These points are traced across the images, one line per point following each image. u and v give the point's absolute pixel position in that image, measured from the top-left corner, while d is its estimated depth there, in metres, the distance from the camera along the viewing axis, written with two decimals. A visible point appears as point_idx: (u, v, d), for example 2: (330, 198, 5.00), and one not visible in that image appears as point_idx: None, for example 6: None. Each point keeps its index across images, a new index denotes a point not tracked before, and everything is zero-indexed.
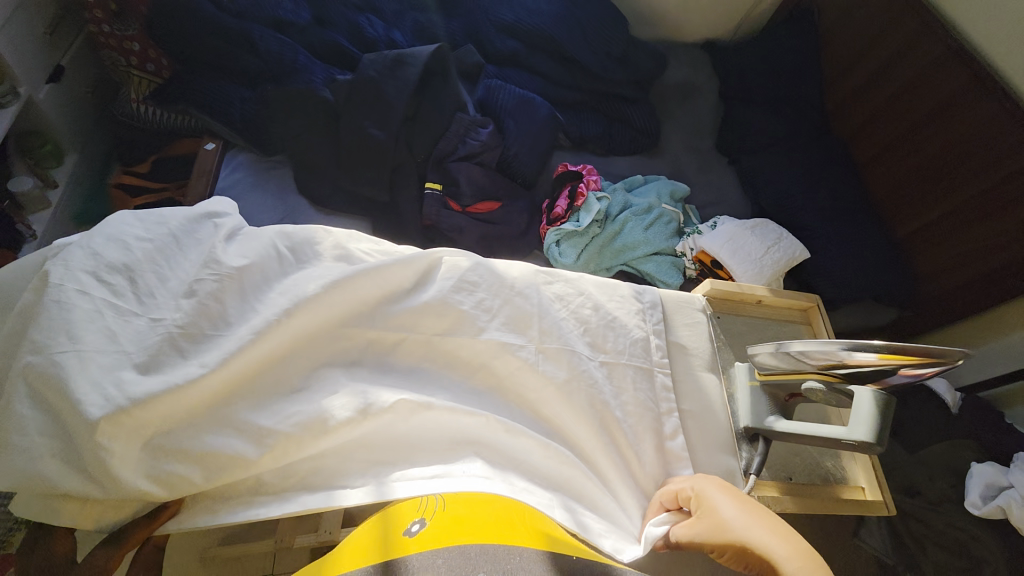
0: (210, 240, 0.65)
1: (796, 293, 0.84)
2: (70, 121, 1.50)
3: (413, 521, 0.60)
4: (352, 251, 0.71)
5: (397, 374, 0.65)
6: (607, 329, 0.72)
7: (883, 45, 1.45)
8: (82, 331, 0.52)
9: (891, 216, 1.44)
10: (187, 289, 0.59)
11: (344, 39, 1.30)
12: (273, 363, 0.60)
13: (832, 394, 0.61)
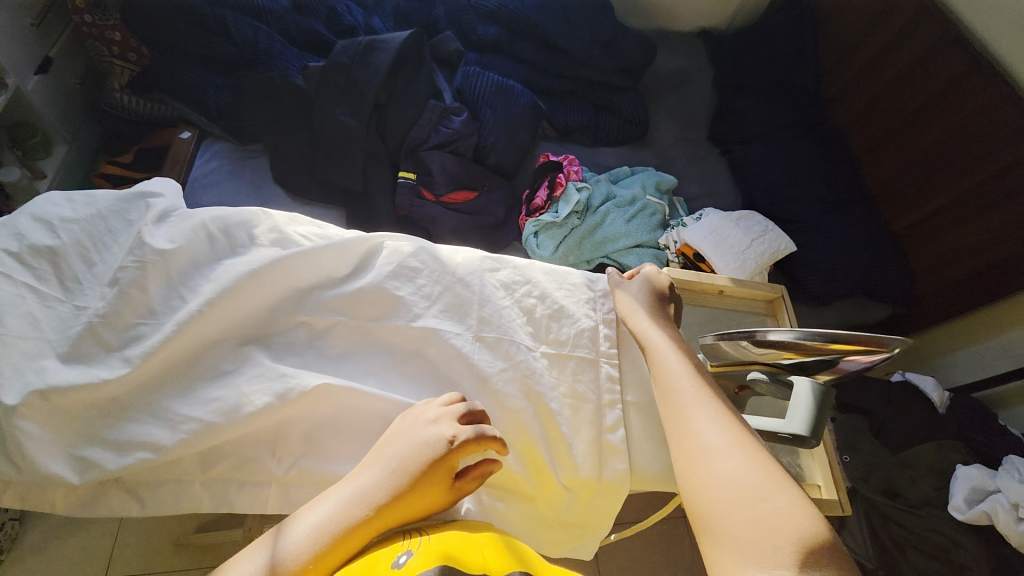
0: (140, 221, 0.66)
1: (761, 284, 0.81)
2: (58, 111, 1.51)
3: (400, 553, 0.50)
4: (291, 234, 0.71)
5: (324, 358, 0.64)
6: (543, 317, 0.71)
7: (879, 33, 1.40)
8: (4, 314, 0.56)
9: (886, 210, 1.39)
10: (112, 278, 0.61)
11: (322, 27, 1.29)
12: (195, 347, 0.61)
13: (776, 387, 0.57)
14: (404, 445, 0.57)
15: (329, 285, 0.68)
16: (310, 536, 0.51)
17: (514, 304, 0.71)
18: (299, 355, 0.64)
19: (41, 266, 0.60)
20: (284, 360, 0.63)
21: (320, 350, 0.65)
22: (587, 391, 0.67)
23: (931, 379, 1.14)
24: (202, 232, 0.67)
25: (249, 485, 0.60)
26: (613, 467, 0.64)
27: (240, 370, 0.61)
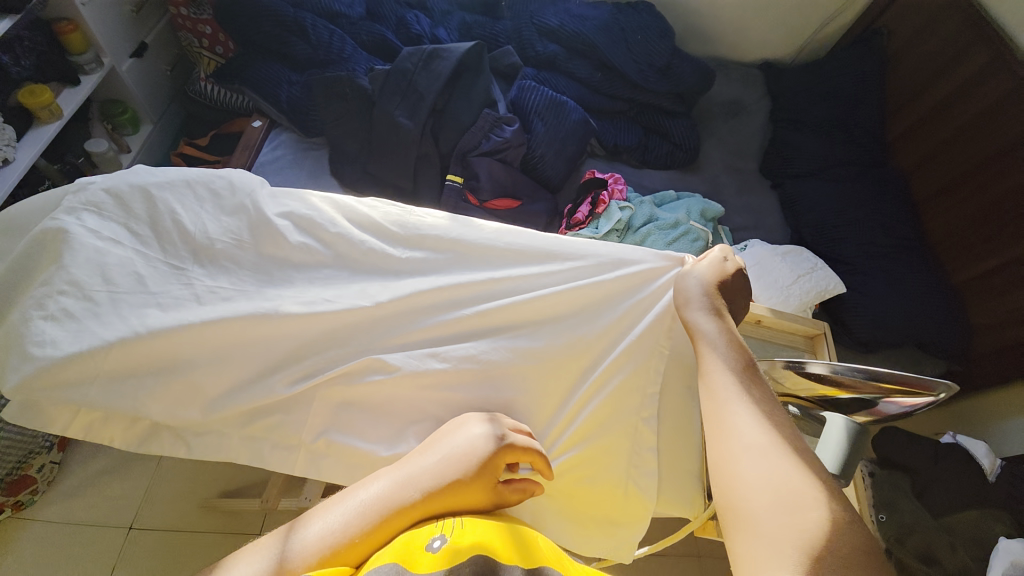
0: (227, 197, 0.70)
1: (801, 318, 0.77)
2: (147, 93, 1.65)
3: (434, 537, 0.51)
4: (348, 215, 0.72)
5: (363, 336, 0.66)
6: (588, 322, 0.69)
7: (951, 77, 1.35)
8: (114, 273, 0.63)
9: (946, 259, 1.32)
10: (208, 249, 0.67)
11: (391, 34, 1.36)
12: (248, 320, 0.63)
13: (809, 421, 0.55)
14: (451, 448, 0.57)
15: (383, 276, 0.70)
16: (356, 513, 0.53)
17: (557, 307, 0.70)
18: (338, 335, 0.66)
19: (134, 225, 0.67)
20: (329, 340, 0.66)
21: (359, 330, 0.66)
22: (619, 404, 0.66)
23: (984, 444, 1.08)
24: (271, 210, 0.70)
25: (279, 449, 0.63)
26: (638, 479, 0.64)
27: (288, 345, 0.64)
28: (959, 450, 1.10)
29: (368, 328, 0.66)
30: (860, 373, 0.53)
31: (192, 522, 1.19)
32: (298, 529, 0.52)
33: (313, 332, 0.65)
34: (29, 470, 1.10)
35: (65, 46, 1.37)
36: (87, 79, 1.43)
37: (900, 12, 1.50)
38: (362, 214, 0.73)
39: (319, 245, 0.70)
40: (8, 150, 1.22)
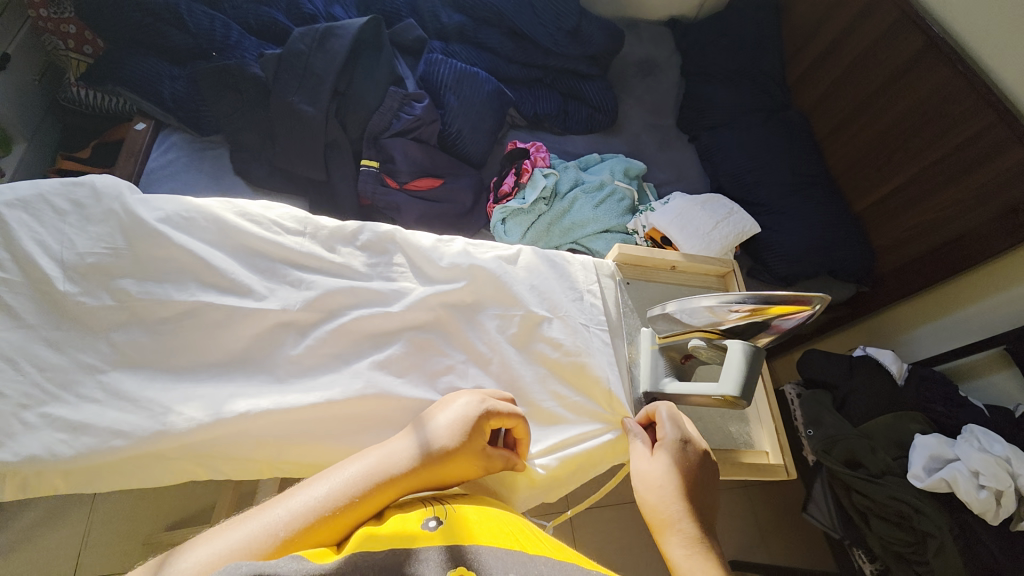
0: (70, 202, 0.56)
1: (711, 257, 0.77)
2: (17, 109, 1.47)
3: (429, 517, 0.47)
4: (236, 209, 0.60)
5: (251, 356, 0.57)
6: (521, 300, 0.63)
7: (839, 17, 1.42)
8: None
9: (850, 189, 1.42)
10: (51, 265, 0.53)
11: (280, 15, 1.27)
12: (116, 353, 0.53)
13: (714, 351, 0.57)
14: (417, 435, 0.53)
15: (287, 274, 0.60)
16: (348, 491, 0.47)
17: (489, 293, 0.62)
18: (241, 350, 0.56)
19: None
20: (221, 364, 0.56)
21: None
22: (565, 371, 0.63)
23: (889, 351, 1.18)
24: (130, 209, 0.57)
25: None
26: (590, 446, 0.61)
27: (166, 378, 0.54)
28: (872, 361, 1.20)
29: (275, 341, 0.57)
30: (742, 295, 0.55)
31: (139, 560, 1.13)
32: (279, 503, 0.45)
33: (201, 355, 0.55)
34: None
35: None
36: None
37: None
38: (254, 209, 0.61)
39: (201, 248, 0.57)
40: None
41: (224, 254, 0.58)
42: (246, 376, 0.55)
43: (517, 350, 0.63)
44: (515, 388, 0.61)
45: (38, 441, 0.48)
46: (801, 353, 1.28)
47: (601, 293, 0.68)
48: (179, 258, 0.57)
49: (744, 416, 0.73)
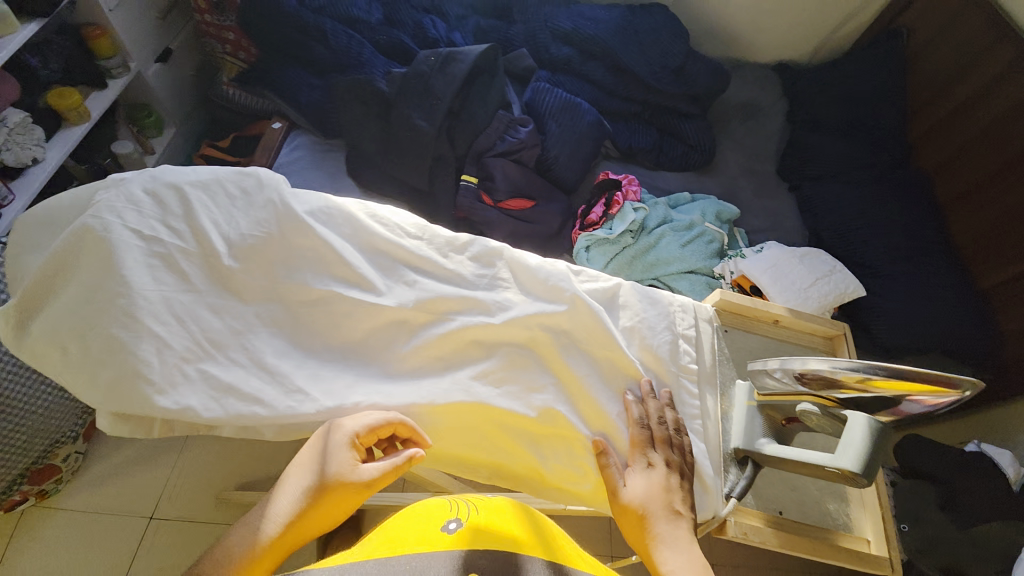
0: (248, 190, 0.58)
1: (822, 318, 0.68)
2: (173, 96, 1.69)
3: (450, 519, 0.51)
4: (372, 218, 0.62)
5: (358, 355, 0.54)
6: (618, 338, 0.58)
7: (975, 78, 1.31)
8: (124, 266, 0.49)
9: (973, 263, 1.28)
10: (220, 239, 0.54)
11: (408, 38, 1.39)
12: (264, 323, 0.53)
13: (828, 420, 0.53)
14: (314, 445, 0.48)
15: (413, 281, 0.58)
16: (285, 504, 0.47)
17: (591, 325, 0.58)
18: (365, 346, 0.55)
19: (169, 220, 0.53)
20: (342, 355, 0.55)
21: None
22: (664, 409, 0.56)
23: (1010, 452, 1.04)
24: (289, 204, 0.58)
25: None
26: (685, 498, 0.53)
27: (296, 358, 0.52)
28: (982, 457, 1.07)
29: (397, 346, 0.55)
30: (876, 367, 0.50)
31: (211, 513, 1.24)
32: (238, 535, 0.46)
33: (305, 348, 0.54)
34: (55, 460, 1.15)
35: (92, 50, 1.39)
36: (113, 83, 1.44)
37: (922, 13, 1.46)
38: (384, 215, 0.63)
39: (341, 245, 0.58)
40: (37, 150, 1.25)
41: (356, 250, 0.59)
42: (366, 377, 0.53)
43: (608, 388, 0.57)
44: (600, 425, 0.55)
45: (195, 397, 0.47)
46: (903, 436, 1.16)
47: (697, 341, 0.62)
48: (323, 250, 0.57)
49: (840, 495, 0.66)
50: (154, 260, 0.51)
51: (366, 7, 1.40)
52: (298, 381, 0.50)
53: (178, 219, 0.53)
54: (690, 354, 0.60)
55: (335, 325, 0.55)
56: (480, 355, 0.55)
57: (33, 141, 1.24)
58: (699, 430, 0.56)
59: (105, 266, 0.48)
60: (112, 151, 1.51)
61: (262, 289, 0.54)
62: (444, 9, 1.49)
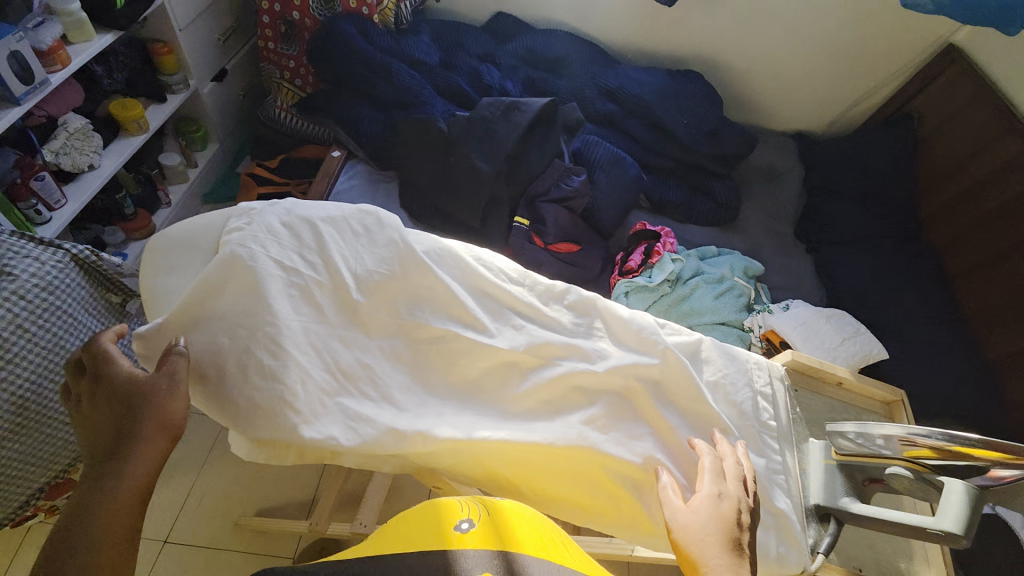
0: (367, 229, 0.61)
1: (879, 381, 0.73)
2: (223, 115, 1.73)
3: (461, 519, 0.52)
4: (477, 261, 0.65)
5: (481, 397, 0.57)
6: (706, 395, 0.62)
7: (980, 165, 1.45)
8: (270, 295, 0.51)
9: (982, 333, 1.37)
10: (349, 274, 0.57)
11: (465, 83, 1.48)
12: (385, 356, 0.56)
13: (921, 484, 0.55)
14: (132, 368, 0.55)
15: (520, 324, 0.62)
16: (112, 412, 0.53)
17: (687, 377, 0.62)
18: (477, 384, 0.58)
19: (304, 253, 0.56)
20: (456, 391, 0.57)
21: None
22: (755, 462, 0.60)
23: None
24: (406, 242, 0.61)
25: None
26: (778, 553, 0.56)
27: (420, 395, 0.55)
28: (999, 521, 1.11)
29: (507, 386, 0.58)
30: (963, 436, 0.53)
31: (227, 538, 1.19)
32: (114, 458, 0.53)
33: (426, 387, 0.56)
34: (74, 474, 1.09)
35: (159, 65, 1.43)
36: (173, 98, 1.47)
37: (929, 102, 1.62)
38: (489, 261, 0.66)
39: (454, 286, 0.61)
40: (95, 156, 1.25)
41: (467, 292, 0.62)
42: (481, 413, 0.56)
43: (701, 440, 0.60)
44: (699, 480, 0.57)
45: (335, 425, 0.49)
46: None
47: (773, 400, 0.66)
48: (437, 290, 0.60)
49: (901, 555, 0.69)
50: (292, 290, 0.54)
51: (427, 51, 1.53)
52: (422, 414, 0.53)
53: (312, 253, 0.57)
54: (770, 412, 0.64)
55: (450, 362, 0.58)
56: (585, 401, 0.59)
57: (91, 148, 1.24)
58: (784, 484, 0.60)
59: (250, 294, 0.51)
60: (159, 162, 1.54)
61: (383, 324, 0.57)
62: (497, 58, 1.64)
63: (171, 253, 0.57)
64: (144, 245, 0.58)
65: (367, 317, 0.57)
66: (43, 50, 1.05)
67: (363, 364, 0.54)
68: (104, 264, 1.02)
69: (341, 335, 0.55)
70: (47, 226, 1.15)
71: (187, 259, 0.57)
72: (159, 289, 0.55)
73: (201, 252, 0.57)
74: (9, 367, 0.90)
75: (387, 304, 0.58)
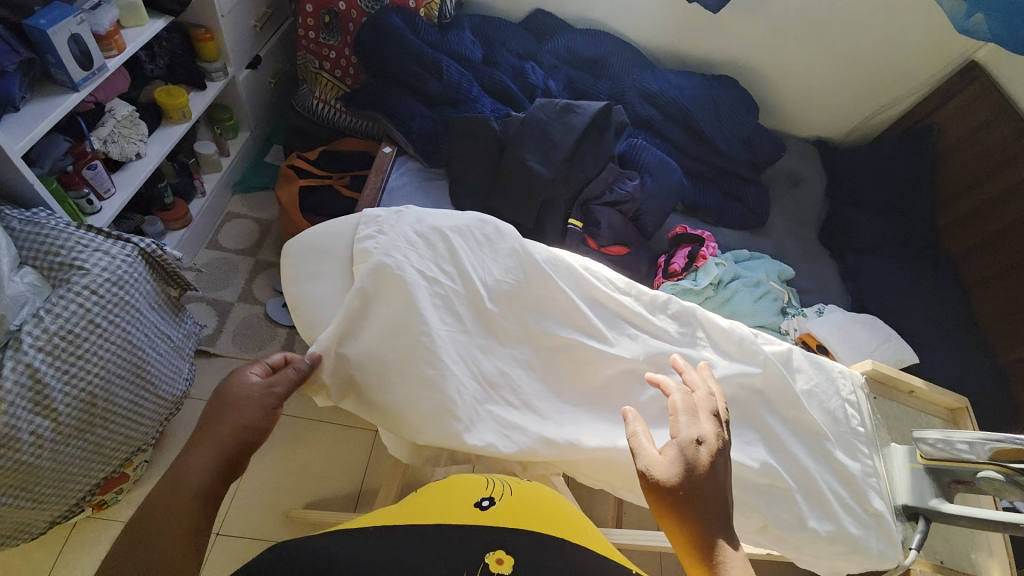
0: (490, 237, 0.63)
1: (947, 390, 0.80)
2: (255, 103, 1.68)
3: (484, 497, 0.65)
4: (589, 271, 0.67)
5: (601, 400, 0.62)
6: (804, 403, 0.66)
7: (1000, 179, 1.51)
8: (422, 308, 0.55)
9: (996, 340, 1.46)
10: (481, 285, 0.60)
11: (510, 82, 1.49)
12: (523, 364, 0.61)
13: (1012, 486, 0.58)
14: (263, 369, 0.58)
15: (633, 333, 0.65)
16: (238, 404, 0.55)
17: (787, 387, 0.66)
18: (601, 393, 0.62)
19: (441, 264, 0.59)
20: (584, 398, 0.62)
21: None
22: (852, 465, 0.65)
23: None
24: (527, 251, 0.63)
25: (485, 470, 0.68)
26: (877, 548, 0.61)
27: (555, 402, 0.61)
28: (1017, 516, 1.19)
29: (630, 394, 0.62)
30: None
31: (278, 530, 1.21)
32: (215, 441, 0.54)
33: (553, 390, 0.62)
34: (129, 467, 1.09)
35: (198, 52, 1.38)
36: (212, 85, 1.43)
37: (950, 116, 1.67)
38: (598, 270, 0.68)
39: (573, 295, 0.64)
40: (141, 145, 1.22)
41: (583, 302, 0.65)
42: (610, 420, 0.61)
43: (803, 445, 0.65)
44: (807, 486, 0.62)
45: (491, 433, 0.54)
46: None
47: (859, 406, 0.70)
48: (559, 298, 0.63)
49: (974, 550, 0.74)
50: (437, 301, 0.57)
51: (471, 47, 1.52)
52: (563, 425, 0.58)
53: (448, 263, 0.59)
54: (859, 419, 0.69)
55: (577, 371, 0.62)
56: None
57: (138, 136, 1.21)
58: (876, 486, 0.65)
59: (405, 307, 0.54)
60: (194, 150, 1.52)
61: (514, 333, 0.61)
62: (537, 56, 1.65)
63: (307, 259, 0.59)
64: (281, 250, 0.60)
65: (500, 328, 0.60)
66: (100, 35, 0.99)
67: (505, 375, 0.59)
68: (169, 259, 1.01)
69: (483, 345, 0.59)
70: (97, 216, 1.13)
71: (325, 266, 0.59)
72: (302, 295, 0.58)
73: (338, 261, 0.59)
74: (80, 363, 0.88)
75: (518, 315, 0.61)
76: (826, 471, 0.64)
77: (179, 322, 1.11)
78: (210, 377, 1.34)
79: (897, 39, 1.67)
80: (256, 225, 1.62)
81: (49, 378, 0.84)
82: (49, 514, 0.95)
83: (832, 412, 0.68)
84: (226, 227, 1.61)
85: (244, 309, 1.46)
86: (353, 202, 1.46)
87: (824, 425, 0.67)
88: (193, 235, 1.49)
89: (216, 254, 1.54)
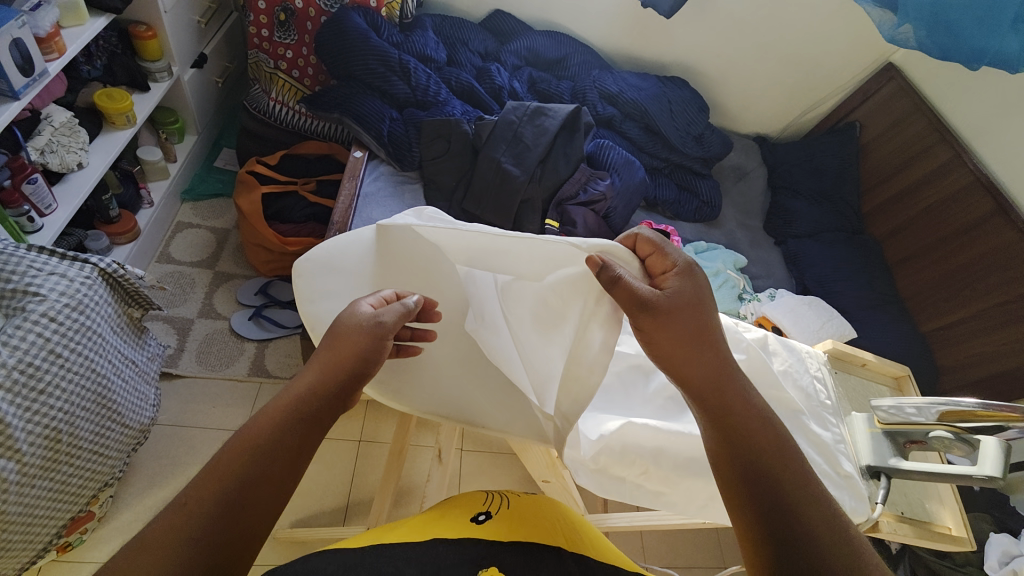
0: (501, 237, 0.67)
1: (893, 361, 0.92)
2: (203, 105, 1.58)
3: (480, 511, 0.56)
4: None
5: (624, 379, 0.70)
6: (782, 382, 0.74)
7: (914, 169, 1.71)
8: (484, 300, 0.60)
9: (916, 311, 1.66)
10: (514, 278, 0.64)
11: (476, 83, 1.49)
12: None
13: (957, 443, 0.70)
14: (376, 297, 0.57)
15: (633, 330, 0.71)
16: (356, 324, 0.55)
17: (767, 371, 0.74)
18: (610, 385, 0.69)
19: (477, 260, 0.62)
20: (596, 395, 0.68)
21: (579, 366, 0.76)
22: (826, 436, 0.74)
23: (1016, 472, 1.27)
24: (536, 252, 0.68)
25: None
26: (850, 505, 0.70)
27: None
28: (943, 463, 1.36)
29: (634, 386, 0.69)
30: (978, 402, 0.68)
31: (264, 554, 1.16)
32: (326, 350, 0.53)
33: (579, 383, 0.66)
34: (94, 505, 1.01)
35: (139, 51, 1.28)
36: (156, 87, 1.34)
37: (870, 113, 1.86)
38: None
39: None
40: (83, 154, 1.13)
41: None
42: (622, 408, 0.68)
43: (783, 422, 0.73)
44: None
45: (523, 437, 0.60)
46: None
47: (825, 381, 0.79)
48: None
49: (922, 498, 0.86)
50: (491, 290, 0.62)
51: (434, 47, 1.51)
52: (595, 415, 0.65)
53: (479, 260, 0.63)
54: (827, 393, 0.78)
55: None
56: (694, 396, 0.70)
57: (79, 145, 1.12)
58: (846, 450, 0.74)
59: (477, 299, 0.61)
60: (138, 157, 1.40)
61: None
62: (499, 57, 1.66)
63: (321, 274, 0.63)
64: (293, 269, 0.63)
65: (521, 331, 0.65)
66: (39, 36, 0.93)
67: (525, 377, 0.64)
68: (132, 278, 0.94)
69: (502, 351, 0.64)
70: (39, 234, 1.03)
71: (344, 283, 0.63)
72: (323, 314, 0.61)
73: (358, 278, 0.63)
74: (42, 398, 0.80)
75: None
76: (805, 444, 0.72)
77: (143, 345, 1.04)
78: (177, 399, 1.27)
79: (824, 44, 1.84)
80: (211, 234, 1.53)
81: (10, 416, 0.76)
82: (12, 563, 0.87)
83: (806, 388, 0.77)
84: (178, 238, 1.51)
85: (207, 324, 1.37)
86: (320, 207, 1.43)
87: (799, 401, 0.76)
88: (142, 248, 1.38)
89: (170, 267, 1.44)
